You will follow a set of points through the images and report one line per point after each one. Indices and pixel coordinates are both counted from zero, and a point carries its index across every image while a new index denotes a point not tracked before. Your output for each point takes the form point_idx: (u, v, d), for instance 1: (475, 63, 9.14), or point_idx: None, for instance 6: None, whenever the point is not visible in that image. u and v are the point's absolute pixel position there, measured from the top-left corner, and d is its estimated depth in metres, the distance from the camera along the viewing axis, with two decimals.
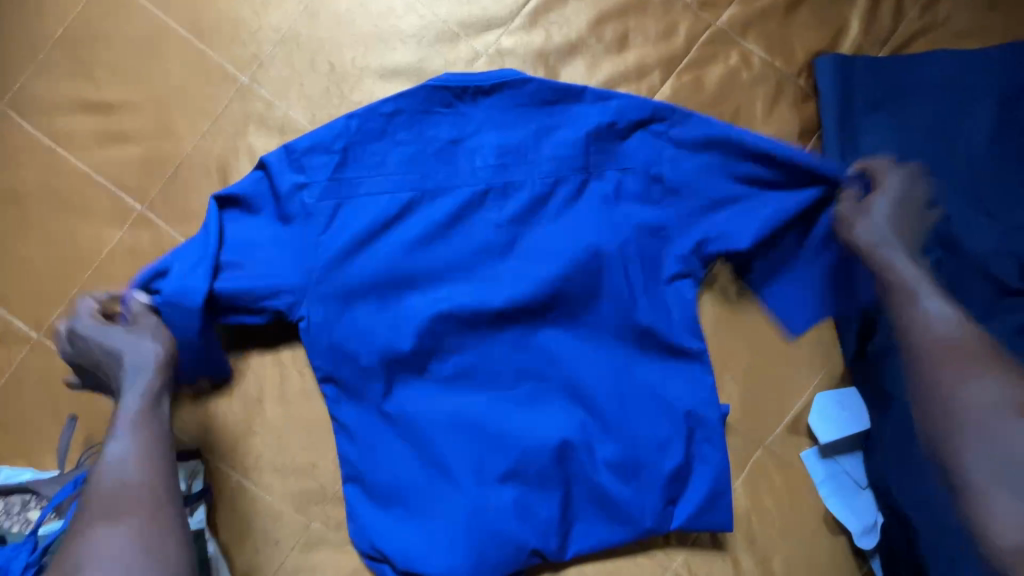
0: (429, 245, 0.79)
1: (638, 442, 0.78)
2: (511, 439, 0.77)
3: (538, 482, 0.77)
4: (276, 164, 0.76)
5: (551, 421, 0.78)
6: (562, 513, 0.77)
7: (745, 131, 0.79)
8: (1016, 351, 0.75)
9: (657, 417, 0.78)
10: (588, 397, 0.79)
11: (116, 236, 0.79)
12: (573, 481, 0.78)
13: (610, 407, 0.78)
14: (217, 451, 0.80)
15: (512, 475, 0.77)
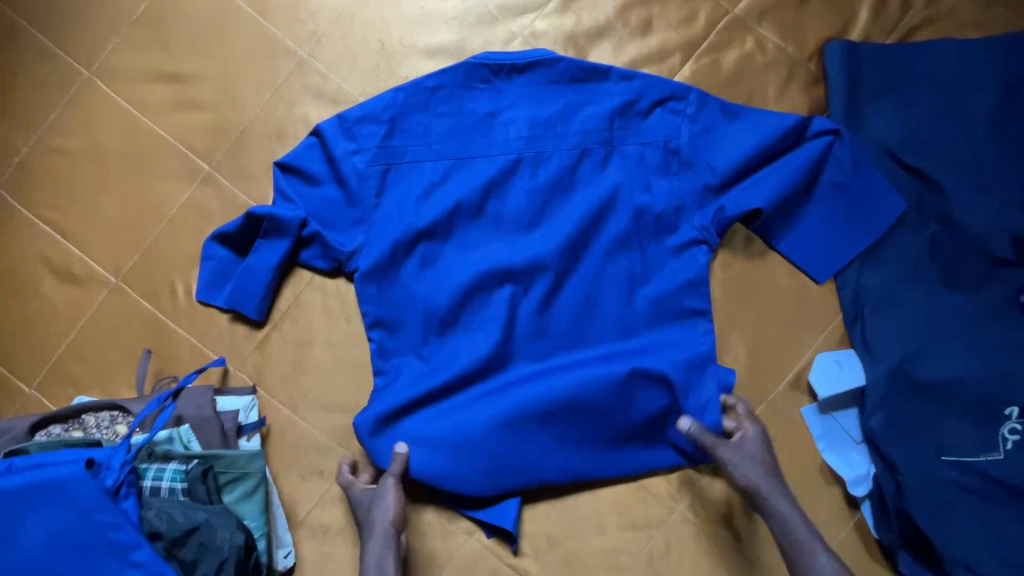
0: (464, 207, 0.88)
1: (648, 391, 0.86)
2: (529, 385, 0.86)
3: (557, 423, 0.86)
4: (332, 133, 0.85)
5: (570, 370, 0.86)
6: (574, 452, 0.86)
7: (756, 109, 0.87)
8: (999, 318, 0.83)
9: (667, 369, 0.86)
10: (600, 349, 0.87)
11: (185, 193, 0.88)
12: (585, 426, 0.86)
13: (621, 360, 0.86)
14: (270, 389, 0.88)
15: (529, 418, 0.85)
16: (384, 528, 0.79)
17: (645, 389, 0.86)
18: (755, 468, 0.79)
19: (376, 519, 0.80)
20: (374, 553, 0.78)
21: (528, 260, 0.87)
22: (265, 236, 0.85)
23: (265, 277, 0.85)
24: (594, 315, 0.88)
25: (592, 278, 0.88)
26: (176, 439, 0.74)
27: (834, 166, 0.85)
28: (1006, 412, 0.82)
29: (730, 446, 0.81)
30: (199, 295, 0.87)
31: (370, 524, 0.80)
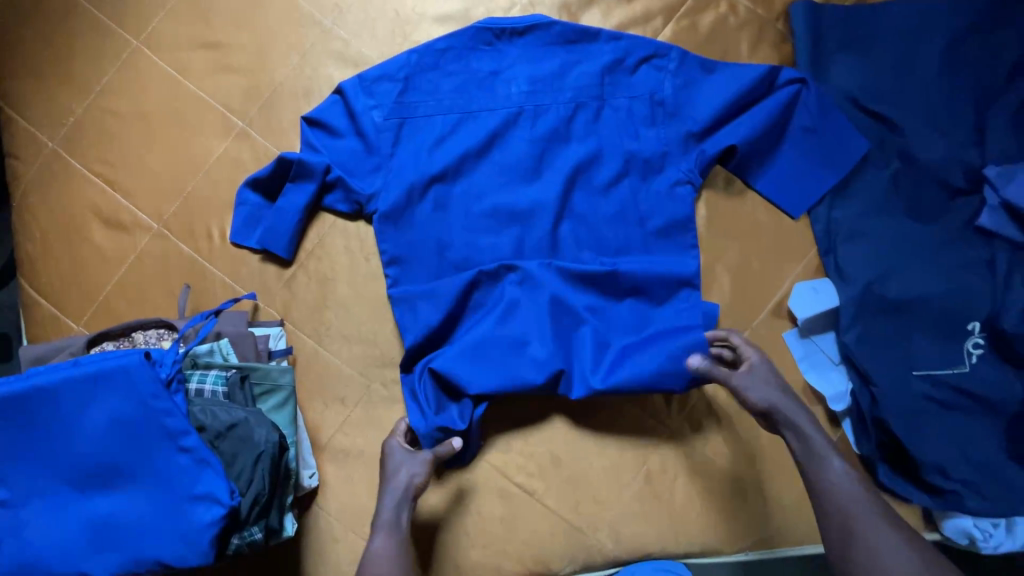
0: (473, 154, 0.97)
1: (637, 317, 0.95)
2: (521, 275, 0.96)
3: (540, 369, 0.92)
4: (353, 91, 0.96)
5: (564, 308, 0.95)
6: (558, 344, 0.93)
7: (731, 64, 0.97)
8: (957, 242, 0.91)
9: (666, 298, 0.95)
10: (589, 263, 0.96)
11: (221, 146, 0.98)
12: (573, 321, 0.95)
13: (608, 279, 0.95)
14: (296, 322, 0.97)
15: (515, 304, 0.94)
16: (406, 485, 0.85)
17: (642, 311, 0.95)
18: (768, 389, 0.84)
19: (394, 479, 0.85)
20: (388, 503, 0.83)
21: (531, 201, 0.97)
22: (293, 181, 0.95)
23: (293, 218, 0.95)
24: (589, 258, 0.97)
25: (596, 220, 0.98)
26: (216, 351, 0.83)
27: (805, 113, 0.96)
28: (968, 327, 0.91)
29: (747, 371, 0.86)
30: (232, 238, 0.96)
31: (389, 479, 0.86)
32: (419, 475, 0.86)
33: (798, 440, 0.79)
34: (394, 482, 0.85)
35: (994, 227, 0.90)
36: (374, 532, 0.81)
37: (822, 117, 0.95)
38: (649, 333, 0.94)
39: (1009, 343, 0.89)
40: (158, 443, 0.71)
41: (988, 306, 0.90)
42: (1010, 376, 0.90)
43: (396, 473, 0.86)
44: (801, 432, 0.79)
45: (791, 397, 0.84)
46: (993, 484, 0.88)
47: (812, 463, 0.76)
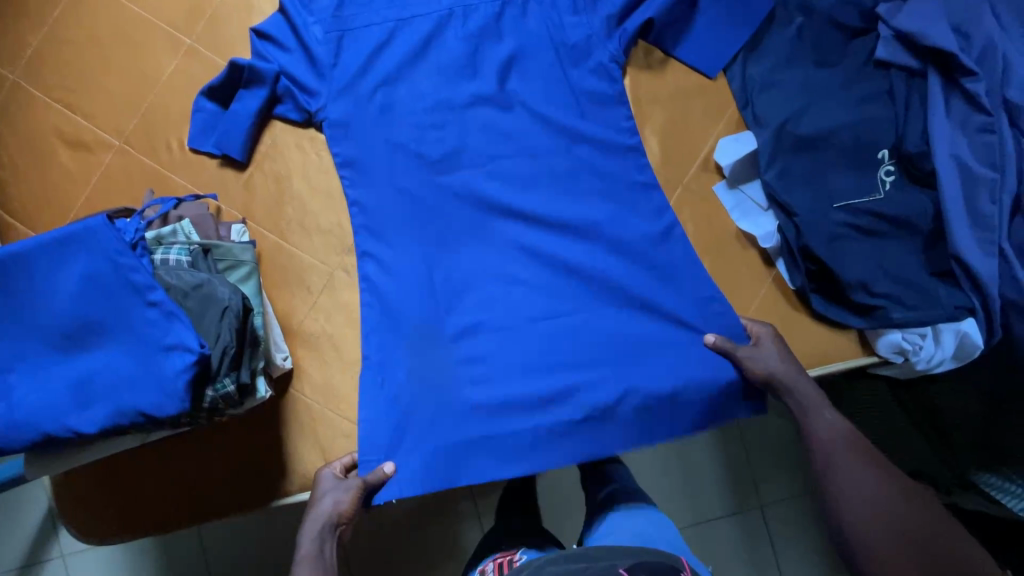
0: (413, 62, 1.03)
1: (594, 335, 0.99)
2: (483, 275, 1.02)
3: (536, 395, 0.98)
4: (291, 6, 1.01)
5: (546, 306, 1.01)
6: (521, 360, 0.99)
7: None
8: (859, 78, 0.99)
9: (623, 312, 1.00)
10: (550, 250, 1.02)
11: (172, 62, 1.04)
12: (536, 326, 1.00)
13: (566, 286, 1.01)
14: (259, 220, 1.03)
15: (479, 311, 1.01)
16: (321, 516, 0.87)
17: (601, 328, 0.99)
18: (774, 361, 0.92)
19: (316, 508, 0.88)
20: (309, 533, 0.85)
21: (511, 209, 1.02)
22: (246, 88, 1.02)
23: (246, 123, 1.01)
24: (549, 264, 1.02)
25: (570, 243, 1.02)
26: (178, 232, 0.89)
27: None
28: (878, 156, 0.98)
29: (753, 348, 0.94)
30: (191, 144, 1.03)
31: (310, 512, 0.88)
32: (340, 505, 0.88)
33: (795, 402, 0.90)
34: (316, 509, 0.88)
35: (889, 57, 0.97)
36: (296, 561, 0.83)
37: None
38: (617, 342, 0.99)
39: (916, 163, 0.96)
40: (126, 301, 0.77)
41: (894, 134, 0.97)
42: (922, 195, 0.97)
43: (320, 501, 0.88)
44: (796, 394, 0.90)
45: (793, 366, 0.92)
46: (913, 294, 0.96)
47: (804, 419, 0.88)
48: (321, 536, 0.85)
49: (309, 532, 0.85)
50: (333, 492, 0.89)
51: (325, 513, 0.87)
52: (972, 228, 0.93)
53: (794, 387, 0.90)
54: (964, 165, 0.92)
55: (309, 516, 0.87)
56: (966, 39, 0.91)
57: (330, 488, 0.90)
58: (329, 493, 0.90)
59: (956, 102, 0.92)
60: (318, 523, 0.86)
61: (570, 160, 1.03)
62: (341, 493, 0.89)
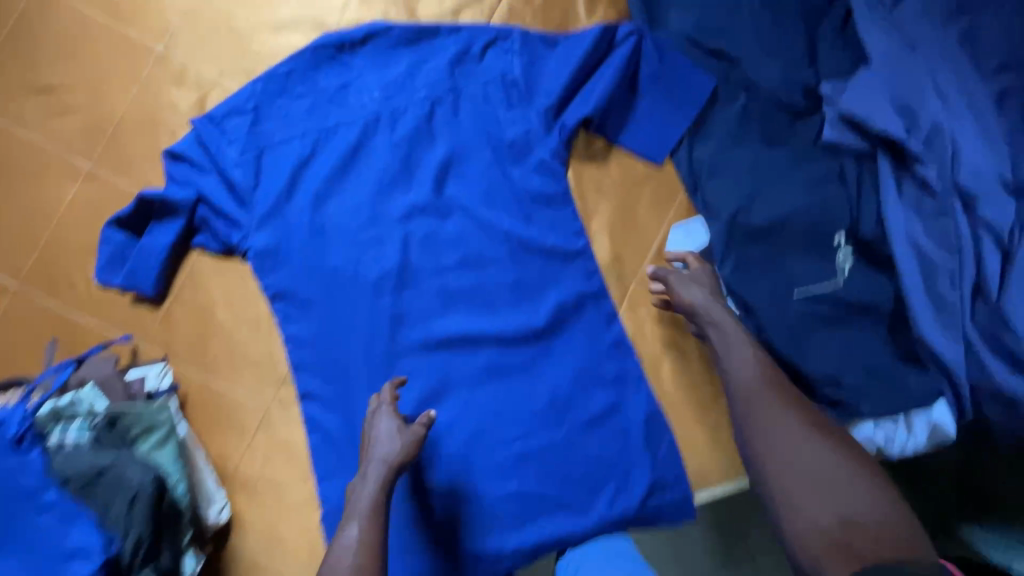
0: (342, 176, 0.97)
1: (553, 460, 0.95)
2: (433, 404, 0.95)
3: (497, 532, 0.94)
4: (203, 129, 0.93)
5: (501, 431, 0.95)
6: (479, 494, 0.94)
7: (576, 35, 0.98)
8: (810, 160, 0.94)
9: (585, 431, 0.96)
10: (501, 372, 0.96)
11: (70, 190, 0.94)
12: (493, 456, 0.95)
13: (521, 412, 0.96)
14: (183, 358, 0.94)
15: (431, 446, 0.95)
16: (382, 463, 0.82)
17: (563, 450, 0.95)
18: (700, 293, 0.89)
19: (377, 451, 0.84)
20: (370, 479, 0.82)
21: (466, 329, 0.97)
22: (157, 219, 0.92)
23: (159, 257, 0.92)
24: (502, 388, 0.96)
25: (529, 359, 0.97)
26: (80, 400, 0.79)
27: (662, 94, 0.98)
28: (835, 241, 0.93)
29: (679, 276, 0.91)
30: (97, 277, 0.92)
31: (373, 450, 0.84)
32: (402, 453, 0.83)
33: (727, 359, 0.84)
34: (379, 456, 0.83)
35: (835, 140, 0.92)
36: (347, 523, 0.79)
37: (687, 81, 0.97)
38: (580, 467, 0.95)
39: (874, 248, 0.92)
40: (14, 505, 0.69)
41: (849, 218, 0.93)
42: (882, 280, 0.92)
43: (376, 443, 0.84)
44: (722, 330, 0.86)
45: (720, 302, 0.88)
46: (880, 385, 0.92)
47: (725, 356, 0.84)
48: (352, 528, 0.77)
49: (368, 490, 0.80)
50: (404, 432, 0.85)
51: (388, 462, 0.82)
52: (933, 316, 0.88)
53: (720, 331, 0.86)
54: (922, 251, 0.88)
55: (370, 467, 0.82)
56: (913, 121, 0.87)
57: (389, 437, 0.84)
58: (384, 447, 0.84)
59: (909, 187, 0.89)
60: (381, 471, 0.82)
61: (518, 269, 0.98)
62: (404, 433, 0.85)
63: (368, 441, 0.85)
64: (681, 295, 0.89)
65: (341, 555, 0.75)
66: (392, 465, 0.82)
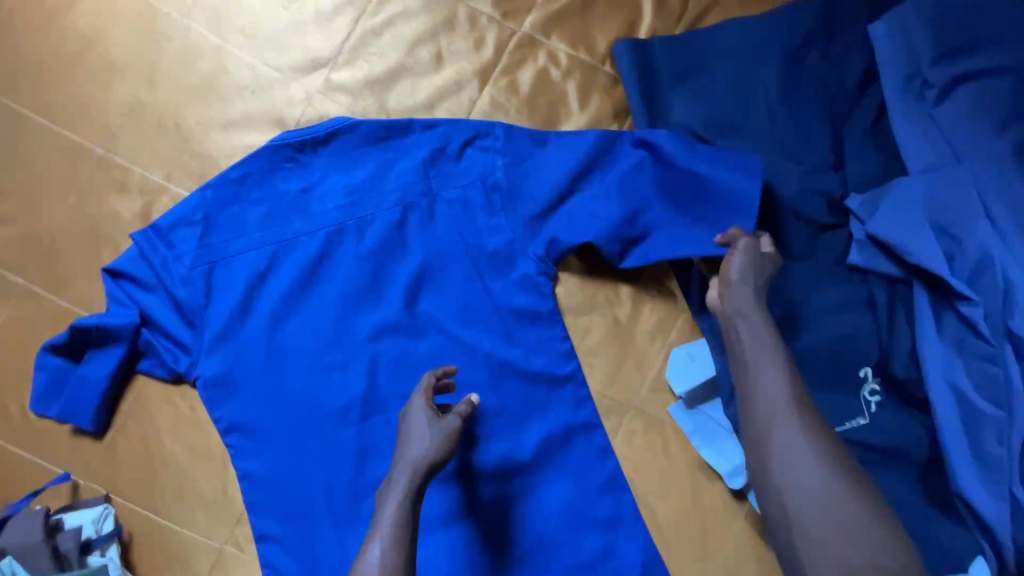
0: (303, 293, 0.86)
1: None
2: None
3: None
4: (147, 243, 0.83)
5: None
6: None
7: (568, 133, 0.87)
8: (832, 281, 0.83)
9: None
10: (477, 511, 0.85)
11: (3, 310, 0.86)
12: None
13: (499, 559, 0.84)
14: (126, 495, 0.85)
15: None
16: (411, 467, 0.70)
17: None
18: (748, 289, 0.75)
19: (407, 454, 0.72)
20: (397, 485, 0.69)
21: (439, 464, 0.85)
22: (97, 345, 0.83)
23: (99, 388, 0.83)
24: (479, 529, 0.84)
25: (508, 496, 0.85)
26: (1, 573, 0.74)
27: (669, 222, 0.83)
28: (860, 374, 0.82)
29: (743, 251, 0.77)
30: (32, 408, 0.83)
31: (403, 451, 0.72)
32: (433, 452, 0.72)
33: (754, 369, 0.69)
34: (409, 452, 0.72)
35: (865, 264, 0.81)
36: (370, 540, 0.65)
37: (697, 212, 0.83)
38: None
39: (907, 388, 0.80)
40: None
41: (877, 349, 0.81)
42: (913, 421, 0.81)
43: (412, 437, 0.73)
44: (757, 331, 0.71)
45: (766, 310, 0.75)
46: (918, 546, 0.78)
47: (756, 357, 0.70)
48: (377, 534, 0.65)
49: (398, 489, 0.68)
50: (439, 424, 0.74)
51: (421, 453, 0.71)
52: (975, 470, 0.74)
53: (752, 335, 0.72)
54: (964, 397, 0.75)
55: (400, 465, 0.71)
56: (957, 246, 0.75)
57: (424, 428, 0.74)
58: (419, 439, 0.73)
59: (948, 321, 0.76)
60: (412, 459, 0.71)
61: (498, 395, 0.86)
62: (441, 425, 0.74)
63: (404, 425, 0.76)
64: (730, 267, 0.77)
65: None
66: (419, 466, 0.70)
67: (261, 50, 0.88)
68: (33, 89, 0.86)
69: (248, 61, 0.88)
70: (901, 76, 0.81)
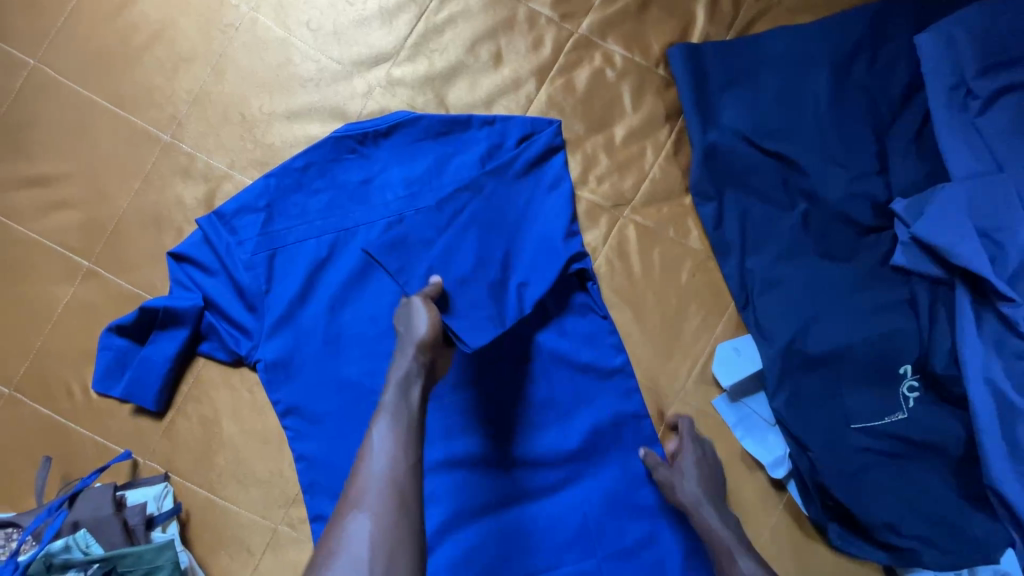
0: (360, 281, 0.88)
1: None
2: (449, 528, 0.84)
3: None
4: (211, 228, 0.85)
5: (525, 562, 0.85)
6: None
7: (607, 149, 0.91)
8: (874, 281, 0.87)
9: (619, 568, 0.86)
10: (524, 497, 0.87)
11: (66, 291, 0.87)
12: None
13: (546, 540, 0.86)
14: (184, 474, 0.87)
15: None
16: (411, 347, 0.70)
17: None
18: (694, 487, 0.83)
19: (407, 335, 0.71)
20: (399, 364, 0.69)
21: (487, 451, 0.87)
22: (162, 327, 0.85)
23: (163, 369, 0.85)
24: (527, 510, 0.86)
25: (556, 482, 0.88)
26: (74, 545, 0.75)
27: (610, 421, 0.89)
28: (900, 371, 0.85)
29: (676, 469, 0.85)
30: (96, 388, 0.86)
31: (402, 334, 0.71)
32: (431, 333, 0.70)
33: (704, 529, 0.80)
34: (410, 335, 0.71)
35: (909, 265, 0.84)
36: (378, 416, 0.65)
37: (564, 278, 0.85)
38: None
39: (946, 386, 0.83)
40: None
41: (917, 348, 0.85)
42: (951, 417, 0.83)
43: (411, 319, 0.71)
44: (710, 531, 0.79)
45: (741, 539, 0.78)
46: (948, 535, 0.81)
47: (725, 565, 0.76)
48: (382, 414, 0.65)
49: (399, 368, 0.69)
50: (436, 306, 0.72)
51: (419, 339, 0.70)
52: (1012, 464, 0.77)
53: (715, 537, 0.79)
54: (1001, 394, 0.78)
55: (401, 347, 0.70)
56: (999, 250, 0.79)
57: (417, 310, 0.72)
58: (414, 321, 0.71)
59: (988, 321, 0.80)
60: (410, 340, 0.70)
61: (541, 383, 0.89)
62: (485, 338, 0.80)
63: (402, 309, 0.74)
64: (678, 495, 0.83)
65: (377, 453, 0.62)
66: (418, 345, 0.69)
67: (325, 44, 0.91)
68: (101, 76, 0.88)
69: (312, 54, 0.90)
70: (946, 86, 0.85)
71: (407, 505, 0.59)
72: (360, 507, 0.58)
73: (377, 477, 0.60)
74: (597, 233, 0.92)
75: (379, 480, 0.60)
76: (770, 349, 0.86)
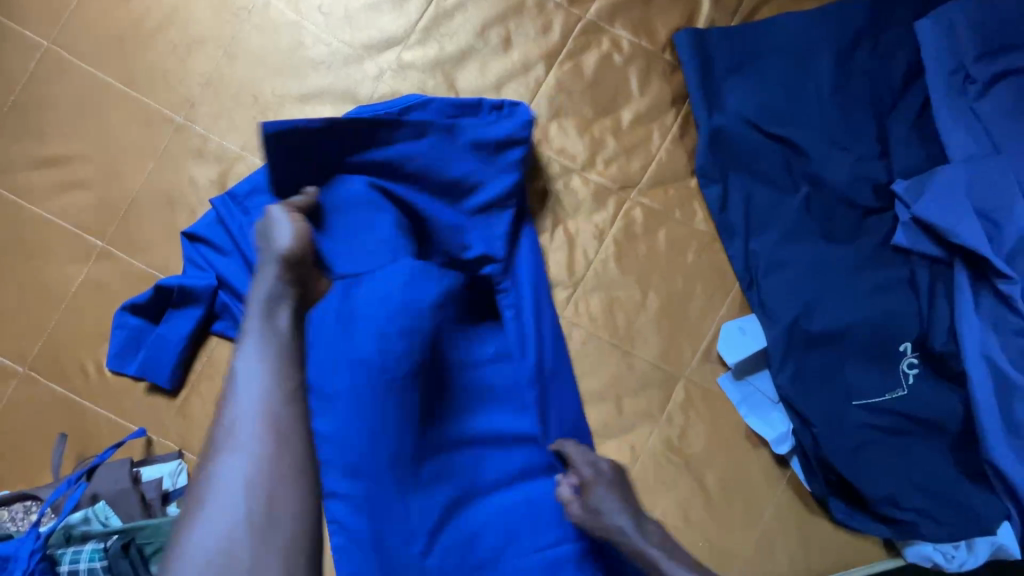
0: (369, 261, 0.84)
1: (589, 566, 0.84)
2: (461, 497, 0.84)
3: None
4: (225, 208, 0.86)
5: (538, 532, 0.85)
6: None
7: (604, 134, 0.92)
8: (876, 261, 0.89)
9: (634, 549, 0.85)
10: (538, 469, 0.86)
11: (81, 271, 0.88)
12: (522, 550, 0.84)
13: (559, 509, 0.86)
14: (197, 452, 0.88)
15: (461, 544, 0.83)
16: (273, 268, 0.64)
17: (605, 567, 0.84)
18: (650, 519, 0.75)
19: (268, 257, 0.65)
20: (261, 286, 0.62)
21: (499, 426, 0.86)
22: (176, 306, 0.86)
23: (176, 347, 0.86)
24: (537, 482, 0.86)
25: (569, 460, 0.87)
26: (93, 518, 0.78)
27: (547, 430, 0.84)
28: (900, 349, 0.87)
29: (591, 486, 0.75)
30: (110, 366, 0.87)
31: (265, 257, 0.65)
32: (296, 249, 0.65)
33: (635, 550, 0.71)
34: (269, 258, 0.65)
35: (910, 245, 0.86)
36: (241, 346, 0.58)
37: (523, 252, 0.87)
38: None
39: (945, 363, 0.85)
40: None
41: (917, 326, 0.87)
42: (951, 394, 0.85)
43: (271, 244, 0.66)
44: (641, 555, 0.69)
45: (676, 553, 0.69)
46: (948, 508, 0.83)
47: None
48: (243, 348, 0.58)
49: (261, 292, 0.62)
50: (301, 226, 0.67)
51: (279, 261, 0.64)
52: (1008, 437, 0.80)
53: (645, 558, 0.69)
54: (998, 369, 0.81)
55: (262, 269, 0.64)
56: (997, 230, 0.82)
57: (280, 230, 0.66)
58: (276, 242, 0.66)
59: (986, 299, 0.83)
60: (270, 262, 0.64)
61: (550, 358, 0.89)
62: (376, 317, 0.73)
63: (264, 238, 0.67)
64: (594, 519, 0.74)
65: (245, 387, 0.56)
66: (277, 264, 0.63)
67: (337, 27, 0.92)
68: (114, 57, 0.89)
69: (323, 37, 0.91)
70: (946, 71, 0.87)
71: (287, 435, 0.55)
72: (231, 443, 0.54)
73: (249, 412, 0.55)
74: (604, 215, 0.93)
75: (252, 419, 0.55)
76: (775, 328, 0.88)
